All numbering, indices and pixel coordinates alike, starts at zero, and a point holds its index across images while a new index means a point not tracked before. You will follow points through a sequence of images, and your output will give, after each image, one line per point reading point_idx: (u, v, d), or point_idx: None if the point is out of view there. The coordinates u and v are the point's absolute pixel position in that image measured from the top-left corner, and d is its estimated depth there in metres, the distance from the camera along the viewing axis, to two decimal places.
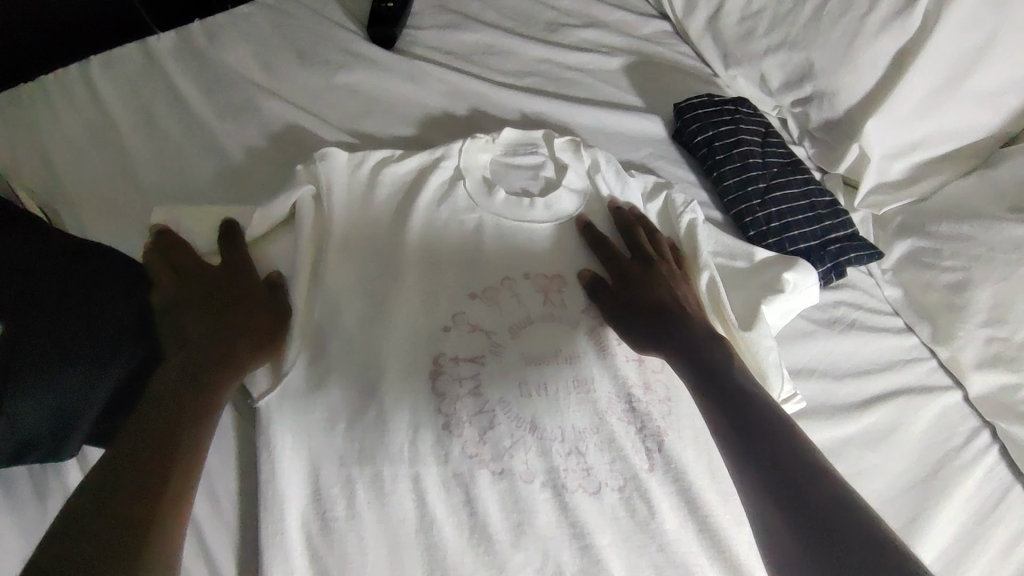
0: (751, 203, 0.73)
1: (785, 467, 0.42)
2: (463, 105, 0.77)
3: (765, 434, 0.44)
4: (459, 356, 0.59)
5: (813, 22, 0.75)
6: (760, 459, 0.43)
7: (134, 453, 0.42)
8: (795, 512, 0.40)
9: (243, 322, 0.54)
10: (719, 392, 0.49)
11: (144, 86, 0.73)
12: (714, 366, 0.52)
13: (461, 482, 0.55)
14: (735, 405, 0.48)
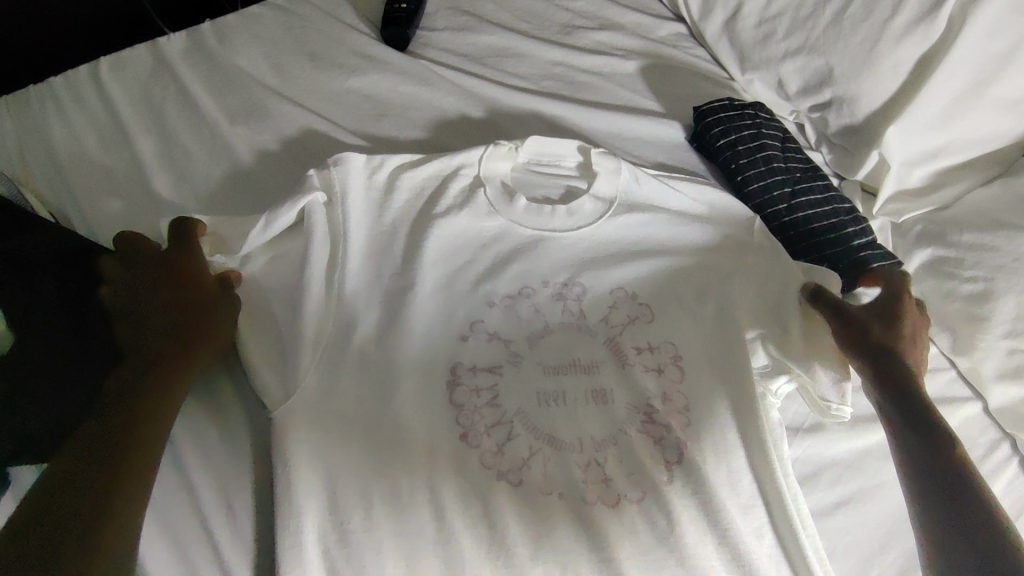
0: (776, 209, 0.72)
1: (966, 501, 0.46)
2: (477, 108, 0.76)
3: (952, 468, 0.48)
4: (477, 365, 0.59)
5: (834, 26, 0.73)
6: (943, 486, 0.47)
7: (90, 453, 0.44)
8: (965, 539, 0.45)
9: (196, 323, 0.54)
10: (914, 418, 0.52)
11: (154, 87, 0.72)
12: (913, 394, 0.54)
13: (479, 493, 0.55)
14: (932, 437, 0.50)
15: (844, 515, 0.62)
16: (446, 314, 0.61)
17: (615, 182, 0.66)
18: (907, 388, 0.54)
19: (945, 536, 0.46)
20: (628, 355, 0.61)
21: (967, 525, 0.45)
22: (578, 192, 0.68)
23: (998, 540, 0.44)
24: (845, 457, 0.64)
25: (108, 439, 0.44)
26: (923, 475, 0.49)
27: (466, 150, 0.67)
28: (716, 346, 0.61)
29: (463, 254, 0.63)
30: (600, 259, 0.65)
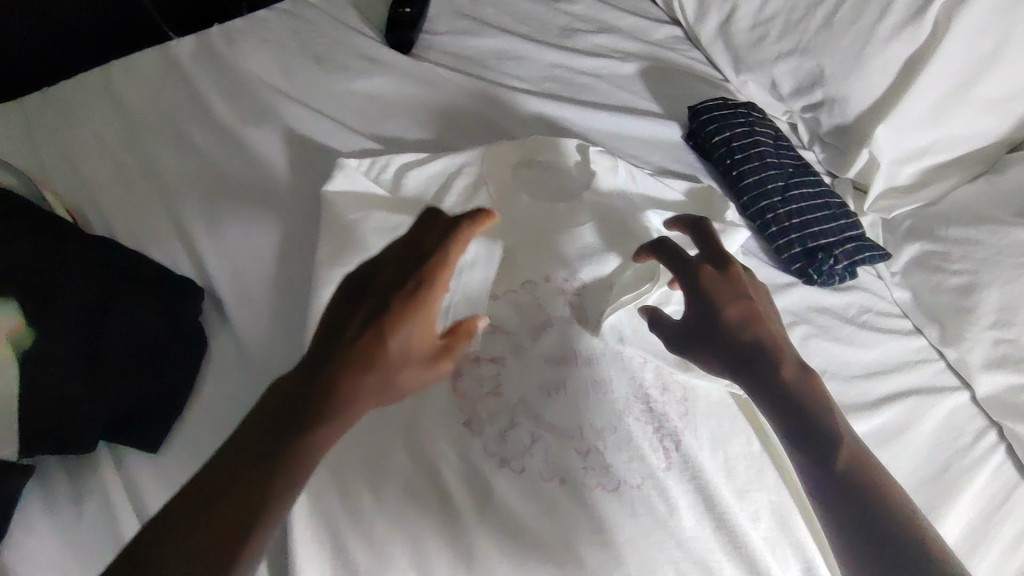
0: (770, 202, 0.75)
1: (832, 473, 0.47)
2: (480, 109, 0.78)
3: (833, 449, 0.48)
4: (480, 356, 0.61)
5: (825, 29, 0.76)
6: (822, 471, 0.48)
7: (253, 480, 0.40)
8: (866, 521, 0.44)
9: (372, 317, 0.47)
10: (784, 403, 0.52)
11: (166, 89, 0.74)
12: (761, 364, 0.54)
13: (483, 479, 0.56)
14: (805, 419, 0.50)
15: None
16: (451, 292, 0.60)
17: (611, 180, 0.70)
18: (754, 367, 0.54)
19: (852, 539, 0.44)
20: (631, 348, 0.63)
21: (855, 508, 0.45)
22: (574, 186, 0.71)
23: (878, 506, 0.45)
24: None
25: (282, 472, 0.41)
26: (813, 463, 0.48)
27: (468, 150, 0.71)
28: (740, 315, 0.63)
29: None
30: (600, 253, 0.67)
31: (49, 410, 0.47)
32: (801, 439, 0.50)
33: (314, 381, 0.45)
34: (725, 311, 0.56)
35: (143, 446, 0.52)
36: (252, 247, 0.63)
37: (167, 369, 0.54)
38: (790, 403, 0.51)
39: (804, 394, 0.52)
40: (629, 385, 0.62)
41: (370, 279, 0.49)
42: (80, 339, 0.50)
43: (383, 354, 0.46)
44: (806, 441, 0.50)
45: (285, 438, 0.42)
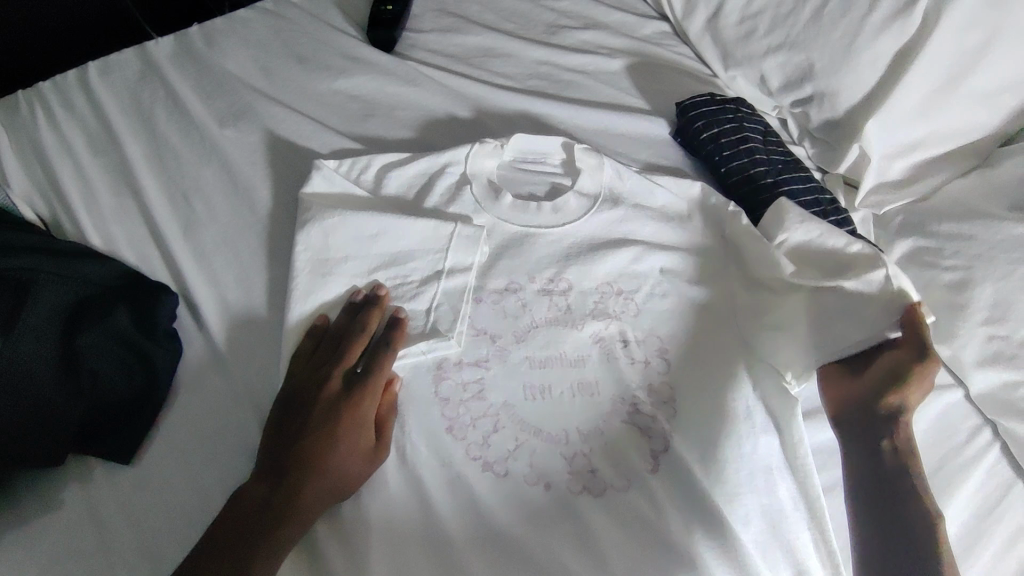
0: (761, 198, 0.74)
1: (894, 562, 0.51)
2: (464, 107, 0.77)
3: (907, 532, 0.51)
4: (463, 360, 0.59)
5: (813, 23, 0.75)
6: (885, 551, 0.51)
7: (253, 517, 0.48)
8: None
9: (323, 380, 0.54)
10: (882, 486, 0.53)
11: (142, 90, 0.73)
12: (875, 449, 0.54)
13: (465, 486, 0.55)
14: (896, 500, 0.53)
15: (831, 503, 0.62)
16: (437, 298, 0.61)
17: (596, 178, 0.69)
18: (869, 444, 0.55)
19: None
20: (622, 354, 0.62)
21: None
22: (560, 188, 0.71)
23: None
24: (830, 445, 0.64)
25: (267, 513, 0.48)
26: (873, 543, 0.52)
27: (452, 149, 0.69)
28: (817, 352, 0.58)
29: (437, 246, 0.63)
30: (583, 257, 0.66)
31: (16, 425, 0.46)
32: (864, 511, 0.53)
33: (291, 458, 0.50)
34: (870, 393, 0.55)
35: (115, 457, 0.51)
36: (229, 251, 0.62)
37: (142, 375, 0.53)
38: (887, 491, 0.53)
39: (903, 481, 0.53)
40: (615, 382, 0.61)
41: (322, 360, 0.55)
42: (47, 348, 0.48)
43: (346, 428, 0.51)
44: (879, 527, 0.52)
45: (286, 501, 0.48)
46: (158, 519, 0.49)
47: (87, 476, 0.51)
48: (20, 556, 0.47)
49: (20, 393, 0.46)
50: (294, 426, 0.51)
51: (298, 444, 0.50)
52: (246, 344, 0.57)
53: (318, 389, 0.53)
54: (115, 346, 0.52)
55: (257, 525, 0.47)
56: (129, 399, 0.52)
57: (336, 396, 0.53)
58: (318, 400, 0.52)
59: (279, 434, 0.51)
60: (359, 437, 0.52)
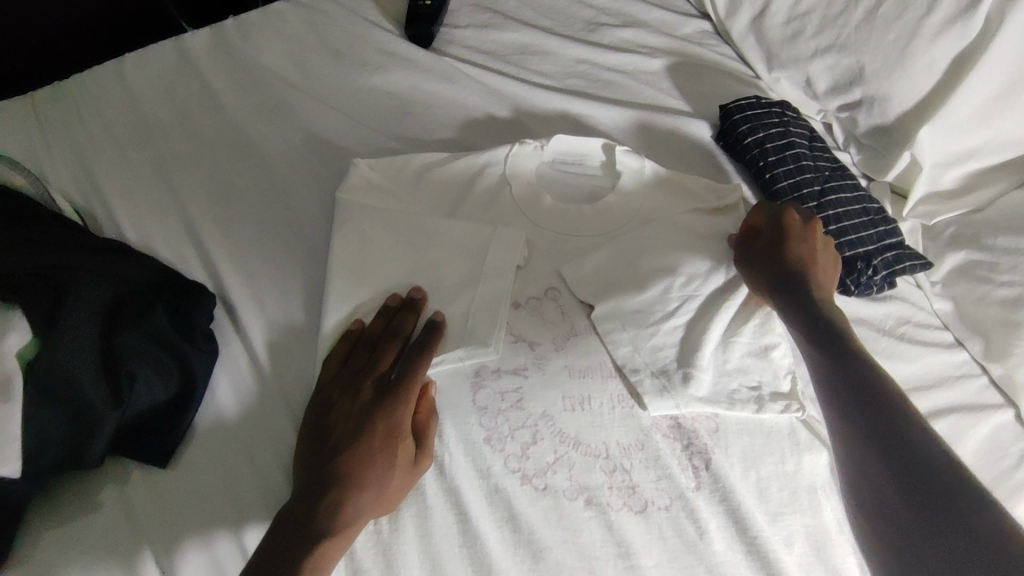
0: (807, 205, 0.71)
1: (871, 445, 0.45)
2: (503, 106, 0.75)
3: (909, 453, 0.43)
4: (501, 369, 0.57)
5: (866, 25, 0.73)
6: (871, 442, 0.45)
7: (297, 524, 0.45)
8: (916, 497, 0.41)
9: (355, 386, 0.52)
10: (843, 376, 0.50)
11: (179, 84, 0.72)
12: (835, 351, 0.52)
13: (505, 498, 0.53)
14: (869, 405, 0.47)
15: None
16: (472, 306, 0.59)
17: (639, 181, 0.68)
18: (822, 338, 0.54)
19: (910, 523, 0.41)
20: (671, 369, 0.60)
21: (934, 510, 0.40)
22: (598, 190, 0.70)
23: (942, 482, 0.41)
24: None
25: (312, 520, 0.46)
26: (858, 439, 0.46)
27: (490, 149, 0.67)
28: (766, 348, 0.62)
29: (475, 249, 0.61)
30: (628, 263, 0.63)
31: (58, 423, 0.46)
32: (845, 411, 0.48)
33: (330, 470, 0.48)
34: (788, 253, 0.60)
35: (153, 460, 0.50)
36: (265, 250, 0.61)
37: (178, 377, 0.52)
38: (858, 387, 0.48)
39: (872, 378, 0.48)
40: (660, 393, 0.58)
41: (358, 366, 0.53)
42: (88, 346, 0.47)
43: (384, 431, 0.50)
44: (878, 450, 0.44)
45: (332, 508, 0.47)
46: (197, 527, 0.48)
47: (124, 480, 0.50)
48: (56, 557, 0.46)
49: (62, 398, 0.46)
50: (330, 436, 0.50)
51: (336, 456, 0.49)
52: (283, 347, 0.56)
53: (352, 398, 0.52)
54: (151, 347, 0.51)
55: (297, 540, 0.45)
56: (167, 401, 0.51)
57: (371, 405, 0.51)
58: (352, 409, 0.51)
59: (316, 445, 0.50)
60: (397, 449, 0.50)
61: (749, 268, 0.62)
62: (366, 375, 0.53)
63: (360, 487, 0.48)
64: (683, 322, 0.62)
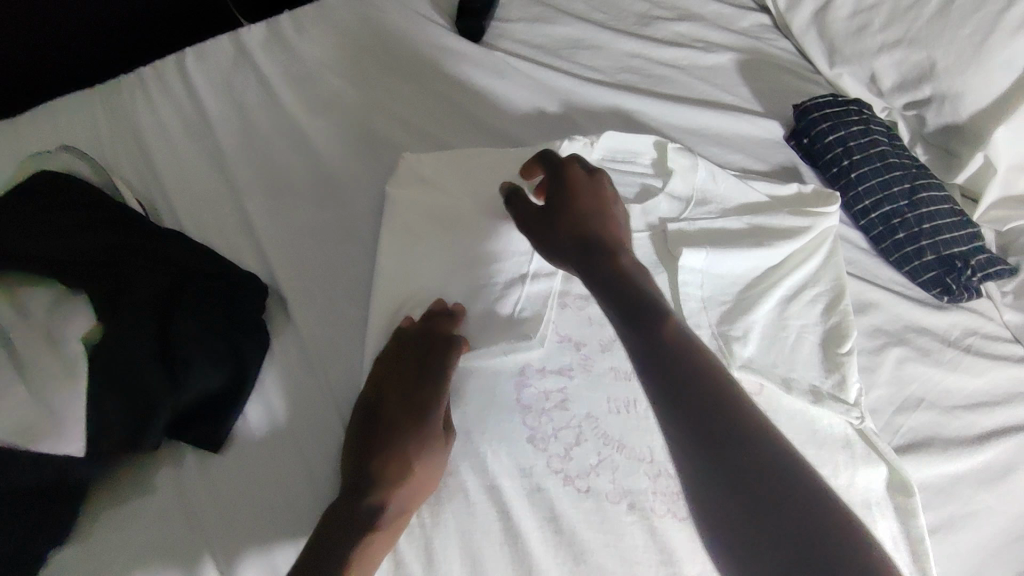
0: (898, 205, 0.68)
1: (774, 527, 0.35)
2: (553, 102, 0.74)
3: (740, 465, 0.37)
4: (547, 367, 0.57)
5: (939, 18, 0.69)
6: (753, 509, 0.36)
7: (345, 515, 0.46)
8: (781, 558, 0.34)
9: (392, 384, 0.53)
10: (666, 380, 0.41)
11: (237, 77, 0.74)
12: (690, 367, 0.42)
13: (547, 498, 0.52)
14: (720, 415, 0.39)
15: (938, 547, 0.57)
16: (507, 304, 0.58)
17: (691, 180, 0.67)
18: (686, 366, 0.42)
19: (770, 562, 0.34)
20: (732, 333, 0.61)
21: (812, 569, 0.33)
22: (650, 188, 0.67)
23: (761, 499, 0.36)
24: (933, 482, 0.60)
25: (358, 513, 0.47)
26: (702, 480, 0.38)
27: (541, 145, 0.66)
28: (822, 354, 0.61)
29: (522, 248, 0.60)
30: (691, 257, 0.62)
31: (113, 409, 0.46)
32: (692, 458, 0.38)
33: (367, 474, 0.49)
34: (592, 212, 0.55)
35: (205, 445, 0.51)
36: (316, 242, 0.62)
37: (229, 363, 0.52)
38: (740, 438, 0.38)
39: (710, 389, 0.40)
40: (715, 354, 0.59)
41: (395, 364, 0.53)
42: (145, 332, 0.49)
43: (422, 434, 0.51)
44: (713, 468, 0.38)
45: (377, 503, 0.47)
46: (245, 513, 0.49)
47: (180, 463, 0.51)
48: (114, 537, 0.47)
49: (122, 384, 0.47)
50: (365, 442, 0.50)
51: (368, 461, 0.49)
52: (332, 340, 0.57)
53: (383, 404, 0.52)
54: (206, 334, 0.52)
55: (340, 540, 0.45)
56: (219, 388, 0.52)
57: (400, 409, 0.52)
58: (390, 411, 0.52)
59: (352, 448, 0.50)
60: (428, 444, 0.50)
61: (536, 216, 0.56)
62: (406, 372, 0.53)
63: (402, 485, 0.49)
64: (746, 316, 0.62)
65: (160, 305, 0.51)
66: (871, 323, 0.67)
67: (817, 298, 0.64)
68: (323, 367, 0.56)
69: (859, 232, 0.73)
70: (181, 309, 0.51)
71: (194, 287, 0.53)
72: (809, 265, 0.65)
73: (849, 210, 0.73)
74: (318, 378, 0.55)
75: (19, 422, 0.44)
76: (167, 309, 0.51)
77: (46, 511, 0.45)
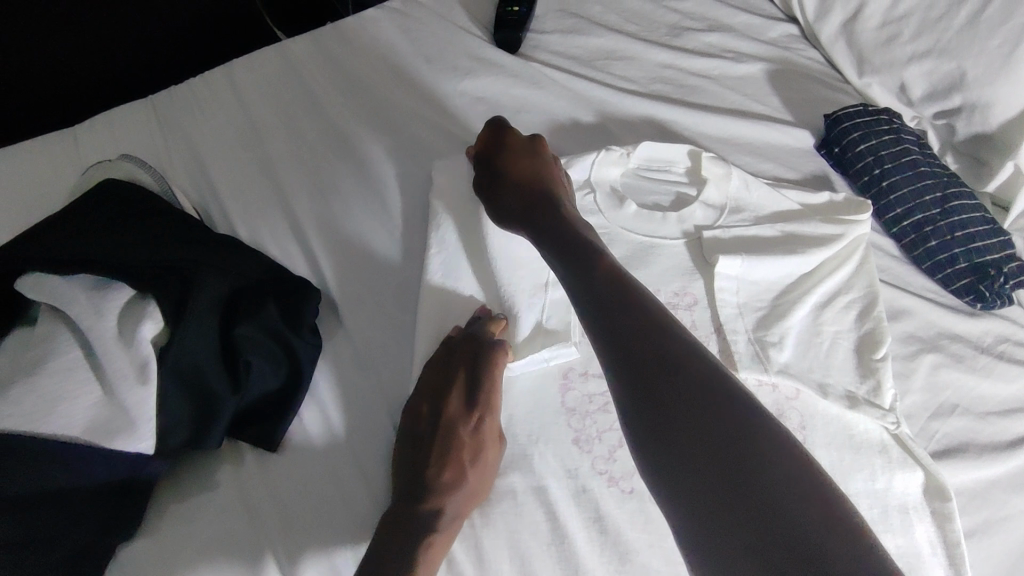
0: (930, 213, 0.69)
1: (692, 471, 0.38)
2: (589, 112, 0.76)
3: (681, 423, 0.40)
4: (589, 371, 0.58)
5: (968, 28, 0.70)
6: (688, 456, 0.39)
7: (405, 521, 0.49)
8: (704, 499, 0.37)
9: (444, 394, 0.54)
10: (622, 354, 0.44)
11: (281, 88, 0.76)
12: (641, 338, 0.44)
13: (592, 499, 0.54)
14: (661, 376, 0.42)
15: (972, 549, 0.58)
16: (544, 309, 0.59)
17: (725, 188, 0.68)
18: (644, 333, 0.44)
19: (715, 513, 0.36)
20: (768, 339, 0.62)
21: (726, 501, 0.36)
22: (686, 197, 0.70)
23: (693, 452, 0.39)
24: (968, 486, 0.61)
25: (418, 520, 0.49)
26: (644, 430, 0.41)
27: (579, 156, 0.69)
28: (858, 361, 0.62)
29: None
30: (729, 266, 0.64)
31: (181, 408, 0.50)
32: (634, 413, 0.42)
33: (424, 483, 0.52)
34: (533, 178, 0.62)
35: (263, 444, 0.53)
36: (362, 248, 0.64)
37: (287, 365, 0.55)
38: (666, 391, 0.41)
39: (663, 352, 0.43)
40: (753, 360, 0.61)
41: (446, 374, 0.55)
42: (210, 335, 0.51)
43: (475, 444, 0.53)
44: (657, 428, 0.41)
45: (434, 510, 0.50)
46: (301, 510, 0.51)
47: (239, 462, 0.53)
48: (178, 532, 0.49)
49: (188, 385, 0.50)
50: (426, 449, 0.53)
51: (430, 467, 0.52)
52: (380, 344, 0.59)
53: (440, 413, 0.54)
54: (264, 338, 0.54)
55: (402, 543, 0.48)
56: (276, 388, 0.54)
57: (457, 419, 0.54)
58: (443, 421, 0.54)
59: (412, 455, 0.53)
60: (484, 448, 0.53)
61: (490, 196, 0.62)
62: (457, 383, 0.55)
63: (458, 494, 0.52)
64: (783, 324, 0.63)
65: (222, 309, 0.53)
66: (904, 330, 0.68)
67: (850, 303, 0.65)
68: (373, 371, 0.57)
69: (892, 239, 0.74)
70: (240, 316, 0.53)
71: (251, 291, 0.55)
72: (841, 273, 0.66)
73: (881, 219, 0.74)
74: (368, 381, 0.57)
75: (96, 421, 0.46)
76: (228, 314, 0.53)
77: (117, 508, 0.47)
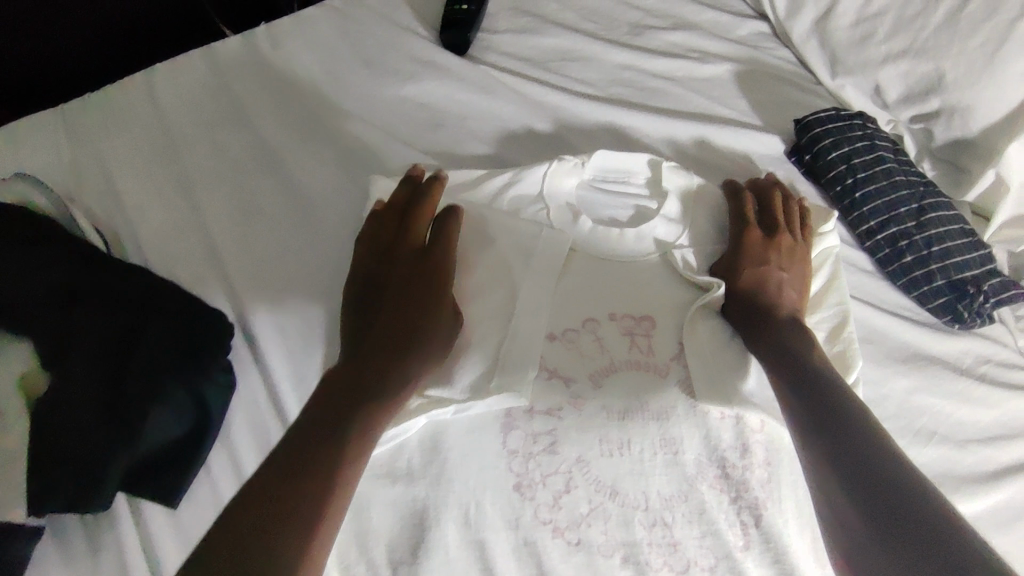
0: (904, 225, 0.65)
1: (870, 499, 0.40)
2: (543, 119, 0.71)
3: (870, 481, 0.41)
4: (535, 408, 0.52)
5: (946, 28, 0.65)
6: (870, 509, 0.40)
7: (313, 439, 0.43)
8: (880, 525, 0.39)
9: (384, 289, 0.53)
10: (815, 421, 0.46)
11: (208, 96, 0.70)
12: (831, 411, 0.46)
13: (535, 551, 0.51)
14: (854, 445, 0.43)
15: None
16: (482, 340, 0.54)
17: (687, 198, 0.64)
18: (832, 412, 0.46)
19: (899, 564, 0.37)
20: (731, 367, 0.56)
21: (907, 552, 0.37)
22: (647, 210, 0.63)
23: (894, 508, 0.39)
24: None
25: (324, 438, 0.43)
26: (824, 474, 0.43)
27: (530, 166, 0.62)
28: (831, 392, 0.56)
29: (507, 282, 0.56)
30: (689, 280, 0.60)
31: (65, 465, 0.44)
32: (814, 443, 0.45)
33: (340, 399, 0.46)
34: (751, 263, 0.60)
35: (165, 500, 0.47)
36: (289, 274, 0.58)
37: (194, 409, 0.49)
38: (847, 432, 0.44)
39: (854, 427, 0.44)
40: (713, 388, 0.54)
41: (379, 268, 0.55)
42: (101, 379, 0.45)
43: (405, 340, 0.50)
44: (851, 488, 0.41)
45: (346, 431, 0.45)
46: None
47: (143, 521, 0.48)
48: None
49: (74, 437, 0.44)
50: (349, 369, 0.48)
51: (346, 417, 0.45)
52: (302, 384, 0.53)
53: (374, 315, 0.52)
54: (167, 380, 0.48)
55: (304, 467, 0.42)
56: (182, 436, 0.49)
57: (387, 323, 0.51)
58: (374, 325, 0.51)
59: (333, 398, 0.46)
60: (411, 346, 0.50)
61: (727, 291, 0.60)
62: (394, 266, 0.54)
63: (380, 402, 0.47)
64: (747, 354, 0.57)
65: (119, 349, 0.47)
66: (878, 352, 0.63)
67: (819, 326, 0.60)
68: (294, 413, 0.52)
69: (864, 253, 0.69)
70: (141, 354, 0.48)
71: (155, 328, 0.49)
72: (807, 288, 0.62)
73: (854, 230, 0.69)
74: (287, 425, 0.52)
75: None
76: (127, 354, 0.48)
77: None
